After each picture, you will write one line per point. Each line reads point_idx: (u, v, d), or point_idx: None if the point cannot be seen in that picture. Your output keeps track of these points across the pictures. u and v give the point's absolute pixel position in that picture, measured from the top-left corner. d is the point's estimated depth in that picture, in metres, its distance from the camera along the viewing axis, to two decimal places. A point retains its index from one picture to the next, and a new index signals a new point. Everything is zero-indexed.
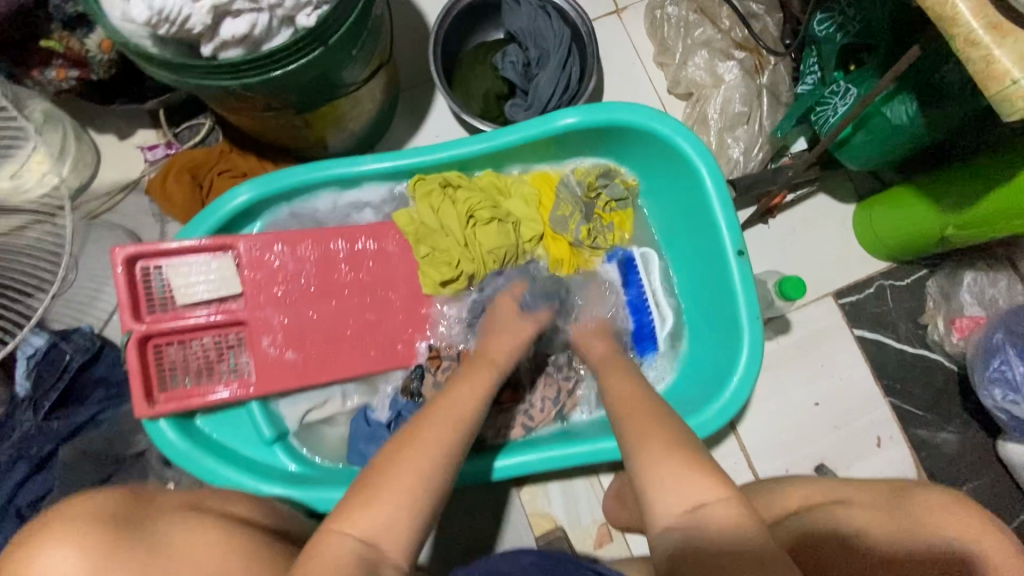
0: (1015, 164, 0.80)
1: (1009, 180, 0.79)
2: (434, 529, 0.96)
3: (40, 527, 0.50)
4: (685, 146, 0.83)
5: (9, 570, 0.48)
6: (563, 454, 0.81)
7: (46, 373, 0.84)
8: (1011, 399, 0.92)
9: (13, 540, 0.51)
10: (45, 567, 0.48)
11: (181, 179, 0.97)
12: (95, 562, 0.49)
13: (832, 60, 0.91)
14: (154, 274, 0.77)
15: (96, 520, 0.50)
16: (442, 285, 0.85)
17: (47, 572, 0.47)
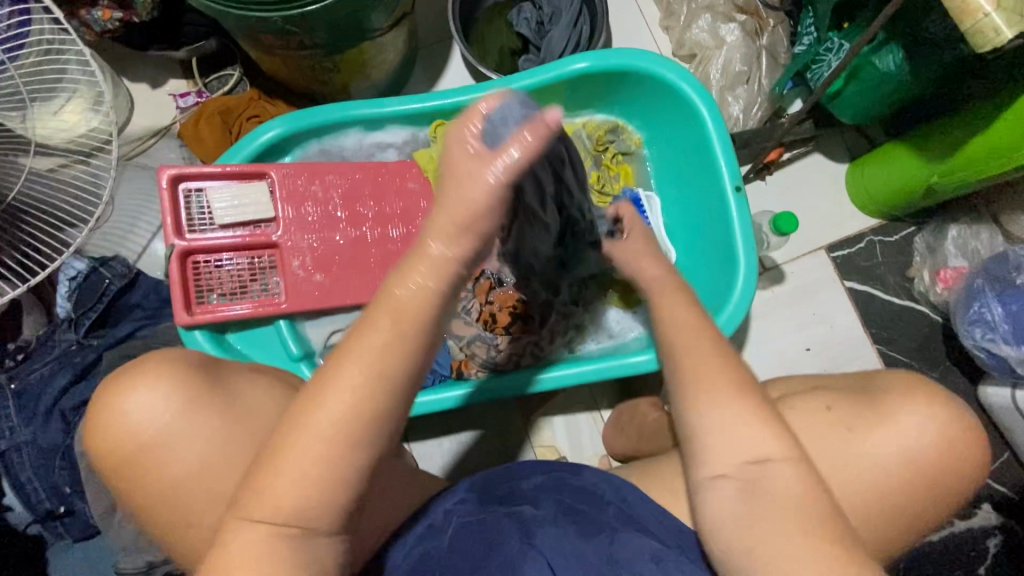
0: (991, 112, 0.87)
1: (987, 126, 0.88)
2: (444, 455, 1.02)
3: (142, 366, 0.59)
4: (689, 91, 0.89)
5: (117, 391, 0.58)
6: (571, 374, 0.86)
7: (88, 294, 0.90)
8: (990, 338, 0.98)
9: (118, 372, 0.60)
10: (148, 394, 0.57)
11: (213, 122, 1.03)
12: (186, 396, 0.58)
13: (826, 19, 0.97)
14: (195, 197, 0.83)
15: (181, 368, 0.59)
16: None
17: (150, 398, 0.57)
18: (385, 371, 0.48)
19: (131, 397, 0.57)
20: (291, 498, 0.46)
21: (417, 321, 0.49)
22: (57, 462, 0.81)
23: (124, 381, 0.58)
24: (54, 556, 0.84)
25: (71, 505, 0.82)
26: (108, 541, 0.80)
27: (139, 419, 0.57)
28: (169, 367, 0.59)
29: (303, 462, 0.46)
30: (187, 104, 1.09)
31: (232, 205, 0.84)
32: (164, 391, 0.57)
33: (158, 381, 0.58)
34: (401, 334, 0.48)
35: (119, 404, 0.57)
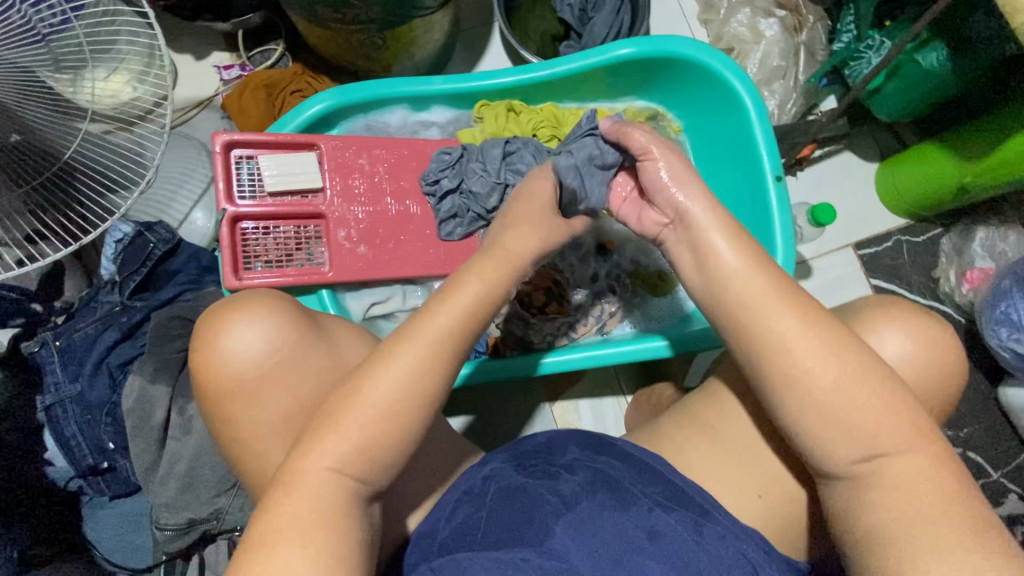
0: None
1: None
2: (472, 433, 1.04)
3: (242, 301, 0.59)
4: (733, 80, 0.90)
5: (218, 317, 0.58)
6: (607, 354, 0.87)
7: (132, 256, 0.91)
8: (1015, 338, 0.99)
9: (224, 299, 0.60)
10: (252, 323, 0.57)
11: (257, 94, 1.04)
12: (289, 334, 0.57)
13: (869, 17, 0.98)
14: (245, 164, 0.85)
15: (281, 307, 0.58)
16: None
17: (252, 327, 0.57)
18: (453, 337, 0.55)
19: (238, 331, 0.56)
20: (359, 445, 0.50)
21: (489, 301, 0.58)
22: (102, 418, 0.82)
23: (228, 317, 0.57)
24: (92, 512, 0.85)
25: (113, 461, 0.83)
26: (149, 497, 0.81)
27: (245, 354, 0.56)
28: (275, 305, 0.58)
29: (379, 410, 0.51)
30: (231, 77, 1.10)
31: (281, 172, 0.85)
32: (269, 327, 0.57)
33: (263, 317, 0.57)
34: (474, 307, 0.57)
35: (223, 335, 0.56)
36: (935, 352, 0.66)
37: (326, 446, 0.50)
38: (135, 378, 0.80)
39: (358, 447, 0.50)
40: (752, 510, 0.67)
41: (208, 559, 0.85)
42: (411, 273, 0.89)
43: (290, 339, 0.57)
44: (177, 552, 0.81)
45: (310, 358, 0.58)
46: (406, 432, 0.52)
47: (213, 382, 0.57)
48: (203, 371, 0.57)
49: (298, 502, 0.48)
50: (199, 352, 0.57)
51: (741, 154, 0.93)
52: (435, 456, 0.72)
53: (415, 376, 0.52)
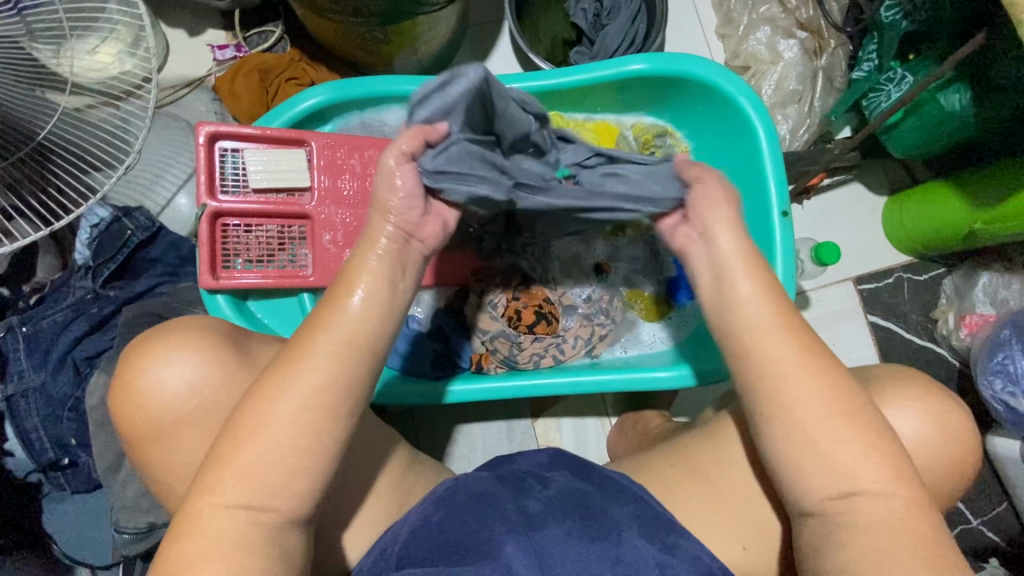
0: None
1: None
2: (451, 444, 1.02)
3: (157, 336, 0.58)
4: (747, 107, 0.87)
5: (136, 352, 0.57)
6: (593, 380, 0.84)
7: (108, 243, 0.87)
8: (1010, 391, 0.97)
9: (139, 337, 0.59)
10: (171, 360, 0.56)
11: (250, 78, 1.00)
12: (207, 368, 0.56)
13: (892, 49, 0.93)
14: (230, 157, 0.81)
15: (197, 343, 0.57)
16: None
17: (172, 365, 0.56)
18: (339, 360, 0.51)
19: (150, 374, 0.56)
20: (257, 481, 0.48)
21: (376, 317, 0.53)
22: (65, 412, 0.79)
23: (138, 358, 0.56)
24: (50, 505, 0.83)
25: (75, 457, 0.81)
26: (110, 496, 0.78)
27: (160, 395, 0.56)
28: (194, 338, 0.57)
29: (277, 443, 0.49)
30: (225, 57, 1.06)
31: (269, 169, 0.81)
32: (180, 365, 0.56)
33: (180, 352, 0.56)
34: (355, 325, 0.52)
35: (143, 375, 0.56)
36: (916, 410, 0.65)
37: (219, 488, 0.48)
38: (102, 374, 0.76)
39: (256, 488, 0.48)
40: (728, 560, 0.65)
41: None
42: None
43: (203, 375, 0.56)
44: (137, 553, 0.80)
45: (225, 395, 0.56)
46: (308, 459, 0.49)
47: (136, 430, 0.57)
48: (122, 419, 0.57)
49: (195, 535, 0.47)
50: (116, 400, 0.57)
51: (746, 184, 0.90)
52: (405, 480, 0.70)
53: (307, 404, 0.50)
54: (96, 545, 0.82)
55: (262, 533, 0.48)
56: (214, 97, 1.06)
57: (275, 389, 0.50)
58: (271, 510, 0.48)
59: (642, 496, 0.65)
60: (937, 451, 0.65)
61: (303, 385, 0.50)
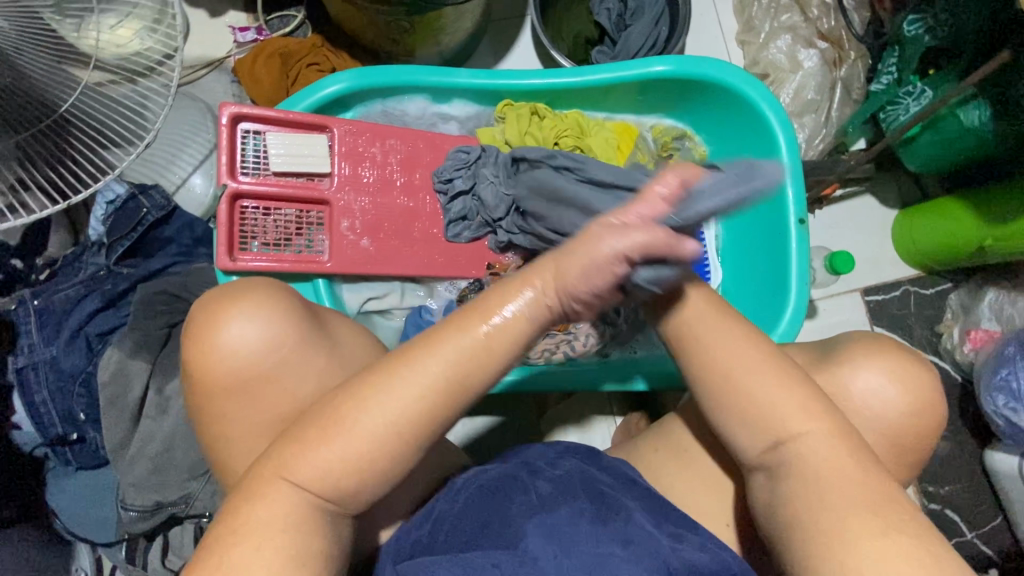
0: None
1: None
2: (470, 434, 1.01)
3: (240, 295, 0.58)
4: (769, 115, 0.87)
5: (214, 311, 0.56)
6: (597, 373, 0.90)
7: (123, 220, 0.87)
8: (1012, 406, 0.97)
9: (220, 295, 0.59)
10: (247, 320, 0.56)
11: (271, 62, 0.99)
12: (281, 332, 0.57)
13: (913, 62, 0.95)
14: (251, 139, 0.81)
15: (278, 306, 0.58)
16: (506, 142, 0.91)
17: (249, 325, 0.56)
18: (453, 362, 0.49)
19: (238, 324, 0.56)
20: (331, 472, 0.48)
21: (504, 342, 0.50)
22: (75, 388, 0.79)
23: (229, 307, 0.57)
24: (55, 480, 0.82)
25: (83, 433, 0.80)
26: (116, 474, 0.78)
27: (245, 347, 0.56)
28: (269, 303, 0.58)
29: (367, 437, 0.48)
30: (245, 40, 1.05)
31: (290, 153, 0.81)
32: (269, 323, 0.57)
33: (255, 314, 0.57)
34: (484, 349, 0.50)
35: (221, 330, 0.56)
36: (939, 431, 0.65)
37: (292, 469, 0.49)
38: (114, 351, 0.76)
39: (328, 478, 0.49)
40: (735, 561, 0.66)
41: (173, 540, 0.83)
42: (414, 273, 0.86)
43: (290, 339, 0.58)
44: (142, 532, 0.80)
45: (307, 362, 0.59)
46: (378, 456, 0.49)
47: (208, 377, 0.57)
48: (196, 363, 0.57)
49: (256, 509, 0.48)
50: (194, 343, 0.57)
51: (763, 191, 0.91)
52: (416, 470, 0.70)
53: (411, 408, 0.49)
54: (99, 522, 0.81)
55: (315, 521, 0.49)
56: (232, 79, 1.05)
57: (378, 394, 0.49)
58: (322, 492, 0.49)
59: (650, 491, 0.65)
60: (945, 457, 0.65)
61: (411, 397, 0.49)
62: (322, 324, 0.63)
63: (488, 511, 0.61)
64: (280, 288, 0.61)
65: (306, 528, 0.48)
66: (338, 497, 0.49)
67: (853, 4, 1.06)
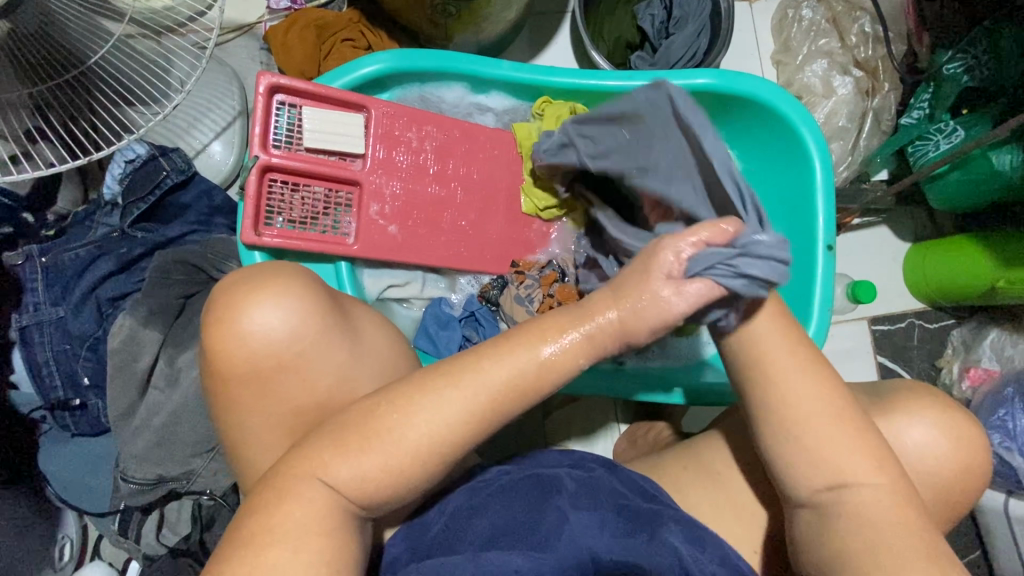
0: None
1: None
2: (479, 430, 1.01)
3: (269, 280, 0.55)
4: (808, 137, 0.87)
5: (244, 289, 0.54)
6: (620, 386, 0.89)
7: (141, 181, 0.84)
8: (1006, 446, 0.99)
9: (246, 275, 0.56)
10: (274, 304, 0.53)
11: (306, 33, 0.97)
12: (310, 314, 0.55)
13: (947, 100, 0.95)
14: (286, 111, 0.79)
15: (308, 292, 0.55)
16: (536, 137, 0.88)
17: (276, 310, 0.53)
18: (480, 375, 0.51)
19: (259, 311, 0.53)
20: (368, 478, 0.49)
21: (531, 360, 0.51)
22: (82, 351, 0.76)
23: (251, 291, 0.54)
24: (49, 444, 0.79)
25: (85, 399, 0.78)
26: (117, 444, 0.76)
27: (266, 335, 0.53)
28: (300, 288, 0.55)
29: (407, 446, 0.49)
30: (280, 7, 1.02)
31: (322, 130, 0.79)
32: (291, 310, 0.54)
33: (285, 299, 0.54)
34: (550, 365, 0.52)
35: (246, 314, 0.53)
36: (945, 452, 0.66)
37: (326, 460, 0.49)
38: (127, 318, 0.74)
39: (363, 484, 0.49)
40: None
41: (168, 516, 0.81)
42: (438, 264, 0.85)
43: (314, 327, 0.55)
44: (139, 505, 0.78)
45: (331, 351, 0.56)
46: (412, 461, 0.50)
47: (229, 363, 0.54)
48: (214, 350, 0.54)
49: (290, 509, 0.48)
50: (213, 329, 0.54)
51: (796, 212, 0.91)
52: None
53: (452, 422, 0.50)
54: (94, 491, 0.79)
55: (342, 522, 0.49)
56: (262, 46, 1.03)
57: (423, 404, 0.50)
58: (354, 491, 0.49)
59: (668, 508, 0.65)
60: (951, 475, 0.66)
61: (462, 410, 0.50)
62: (350, 314, 0.60)
63: (511, 514, 0.61)
64: (303, 273, 0.58)
65: (337, 531, 0.49)
66: (370, 501, 0.50)
67: (894, 35, 1.06)
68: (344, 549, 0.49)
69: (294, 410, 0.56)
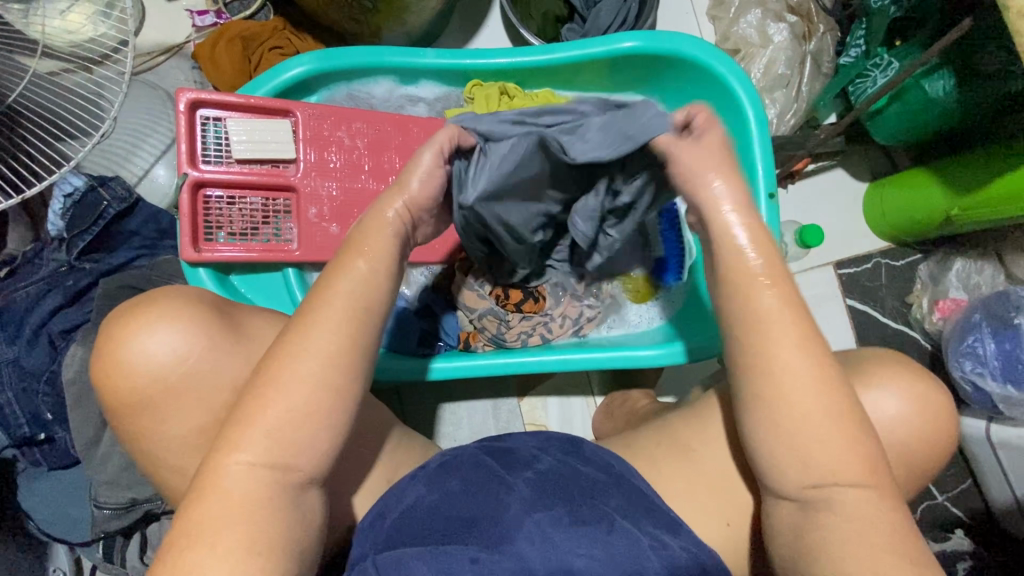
0: (1014, 160, 0.88)
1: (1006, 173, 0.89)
2: (454, 419, 1.02)
3: (143, 312, 0.56)
4: (738, 89, 0.87)
5: (120, 325, 0.55)
6: (562, 359, 0.84)
7: (83, 213, 0.84)
8: (978, 371, 0.99)
9: (123, 309, 0.57)
10: (153, 333, 0.55)
11: (232, 46, 0.96)
12: (191, 335, 0.56)
13: (879, 34, 0.95)
14: (211, 126, 0.79)
15: (183, 316, 0.56)
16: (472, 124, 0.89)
17: (155, 338, 0.55)
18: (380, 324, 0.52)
19: (145, 340, 0.54)
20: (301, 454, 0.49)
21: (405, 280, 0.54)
22: (40, 386, 0.77)
23: (130, 327, 0.55)
24: (26, 481, 0.81)
25: (51, 432, 0.79)
26: (87, 471, 0.77)
27: (157, 364, 0.55)
28: (179, 312, 0.56)
29: (332, 428, 0.50)
30: (204, 24, 1.01)
31: (252, 139, 0.79)
32: (172, 335, 0.55)
33: (164, 325, 0.55)
34: None
35: (128, 347, 0.54)
36: (894, 384, 0.65)
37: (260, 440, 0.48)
38: (79, 348, 0.75)
39: (297, 463, 0.49)
40: (718, 543, 0.65)
41: (151, 536, 0.82)
42: None
43: (198, 345, 0.55)
44: (118, 530, 0.79)
45: (223, 365, 0.56)
46: (334, 428, 0.50)
47: (126, 397, 0.55)
48: (110, 385, 0.55)
49: (242, 491, 0.47)
50: (103, 367, 0.55)
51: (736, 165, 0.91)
52: (393, 457, 0.70)
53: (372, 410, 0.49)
54: (73, 523, 0.80)
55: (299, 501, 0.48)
56: (193, 65, 1.03)
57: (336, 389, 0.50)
58: (290, 476, 0.48)
59: (630, 476, 0.65)
60: (908, 407, 0.65)
61: None
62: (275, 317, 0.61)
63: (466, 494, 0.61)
64: (195, 293, 0.59)
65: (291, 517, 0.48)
66: (310, 472, 0.49)
67: None
68: (286, 529, 0.48)
69: (209, 428, 0.57)
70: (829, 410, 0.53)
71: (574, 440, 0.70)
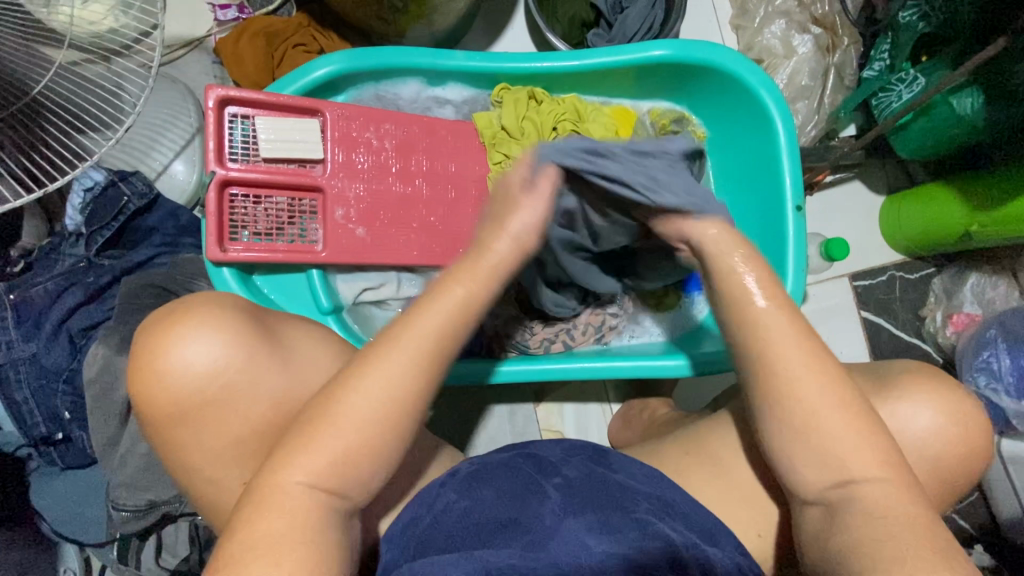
0: None
1: None
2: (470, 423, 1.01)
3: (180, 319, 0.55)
4: (767, 101, 0.87)
5: (159, 333, 0.55)
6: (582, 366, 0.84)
7: (102, 208, 0.82)
8: (993, 387, 0.99)
9: (160, 314, 0.57)
10: (193, 343, 0.54)
11: (256, 42, 0.95)
12: (230, 346, 0.55)
13: (906, 49, 0.94)
14: (239, 123, 0.78)
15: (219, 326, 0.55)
16: (500, 126, 0.88)
17: (195, 347, 0.54)
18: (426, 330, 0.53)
19: (184, 349, 0.54)
20: (344, 471, 0.50)
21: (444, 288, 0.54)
22: (59, 385, 0.76)
23: (169, 336, 0.54)
24: (40, 480, 0.79)
25: (69, 432, 0.77)
26: (105, 473, 0.76)
27: (195, 373, 0.54)
28: (217, 321, 0.55)
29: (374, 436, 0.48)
30: (226, 18, 1.00)
31: (279, 137, 0.78)
32: (215, 340, 0.54)
33: (204, 333, 0.54)
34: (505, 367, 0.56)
35: (168, 356, 0.54)
36: (925, 403, 0.65)
37: None
38: (100, 347, 0.74)
39: (342, 473, 0.50)
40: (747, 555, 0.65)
41: (166, 539, 0.81)
42: (410, 262, 0.84)
43: (236, 357, 0.55)
44: (135, 532, 0.78)
45: (261, 379, 0.56)
46: (381, 440, 0.51)
47: (162, 406, 0.54)
48: (148, 395, 0.54)
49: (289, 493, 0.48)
50: (142, 376, 0.54)
51: (763, 174, 0.91)
52: (420, 464, 0.69)
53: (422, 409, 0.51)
54: (87, 523, 0.79)
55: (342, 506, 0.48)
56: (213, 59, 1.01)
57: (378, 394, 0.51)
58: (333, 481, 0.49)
59: (661, 488, 0.64)
60: (939, 424, 0.65)
61: None
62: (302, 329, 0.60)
63: (500, 504, 0.61)
64: (228, 300, 0.58)
65: None
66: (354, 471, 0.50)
67: None
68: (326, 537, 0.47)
69: (245, 440, 0.56)
70: (841, 419, 0.54)
71: (602, 449, 0.69)
